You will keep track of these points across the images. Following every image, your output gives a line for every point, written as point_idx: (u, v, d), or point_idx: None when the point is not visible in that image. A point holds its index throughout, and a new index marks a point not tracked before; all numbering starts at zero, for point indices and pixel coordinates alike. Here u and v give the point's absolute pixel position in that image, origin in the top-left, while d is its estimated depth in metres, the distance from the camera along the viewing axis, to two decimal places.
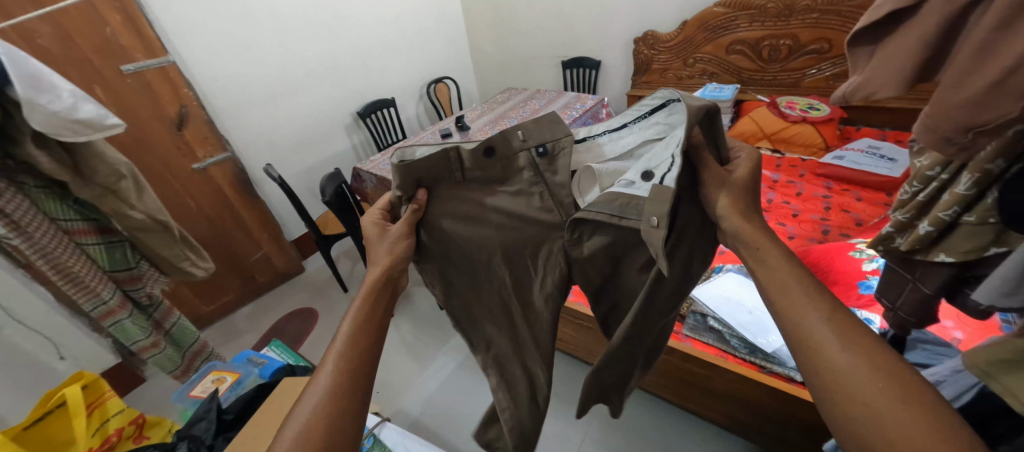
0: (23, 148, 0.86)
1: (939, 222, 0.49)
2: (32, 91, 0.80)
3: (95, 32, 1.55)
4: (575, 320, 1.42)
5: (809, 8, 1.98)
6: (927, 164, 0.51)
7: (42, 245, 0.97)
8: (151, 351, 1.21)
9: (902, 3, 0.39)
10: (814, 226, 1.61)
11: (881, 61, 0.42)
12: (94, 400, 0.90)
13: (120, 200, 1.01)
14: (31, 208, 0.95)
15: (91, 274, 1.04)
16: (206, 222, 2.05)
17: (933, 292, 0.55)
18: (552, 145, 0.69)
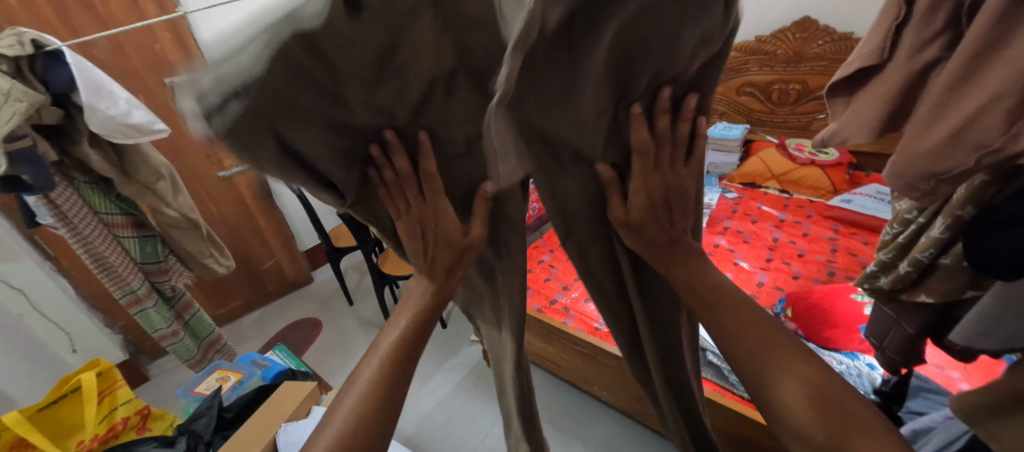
0: (78, 147, 0.94)
1: (917, 263, 0.52)
2: (93, 97, 0.88)
3: (146, 47, 1.69)
4: (574, 346, 1.43)
5: (819, 56, 2.06)
6: (906, 208, 0.55)
7: (85, 235, 1.04)
8: (170, 340, 1.26)
9: (867, 61, 0.45)
10: (819, 267, 1.61)
11: (854, 112, 0.47)
12: (106, 388, 0.94)
13: (157, 197, 1.08)
14: (78, 201, 1.01)
15: (122, 262, 1.11)
16: (224, 227, 2.13)
17: (916, 331, 0.57)
18: None
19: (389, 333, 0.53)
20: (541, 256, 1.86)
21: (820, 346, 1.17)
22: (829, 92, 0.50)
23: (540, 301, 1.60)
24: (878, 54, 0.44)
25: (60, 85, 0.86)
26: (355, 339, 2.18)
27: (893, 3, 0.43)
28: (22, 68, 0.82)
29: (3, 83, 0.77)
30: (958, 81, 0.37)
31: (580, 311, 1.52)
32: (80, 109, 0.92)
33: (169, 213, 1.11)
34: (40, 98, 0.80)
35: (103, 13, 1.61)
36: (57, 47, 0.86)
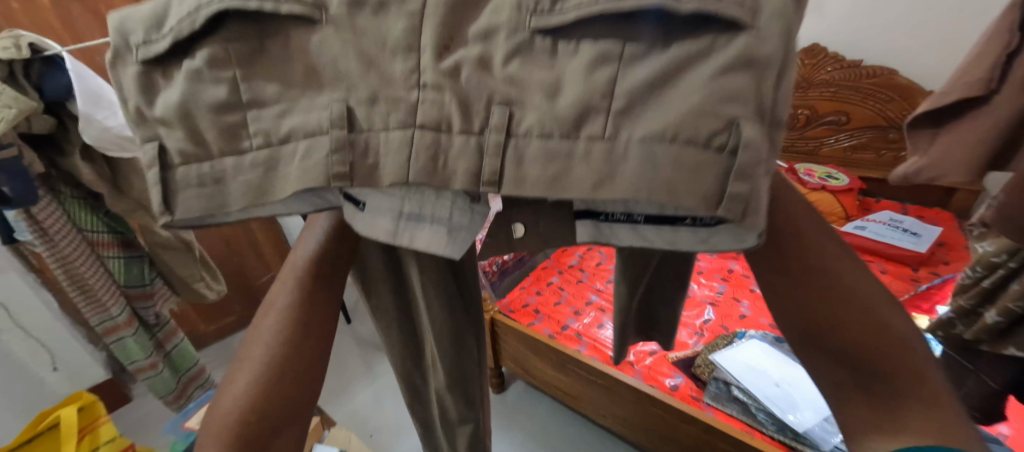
0: (69, 159, 0.89)
1: (1009, 312, 0.53)
2: (90, 106, 0.82)
3: None
4: (587, 377, 1.37)
5: (828, 82, 2.07)
6: (994, 252, 0.57)
7: (65, 254, 0.98)
8: (148, 372, 1.17)
9: (969, 91, 0.42)
10: None
11: (948, 144, 0.44)
12: (88, 425, 0.86)
13: (150, 216, 1.01)
14: (63, 217, 0.96)
15: (104, 286, 1.05)
16: (221, 241, 2.06)
17: (1001, 385, 0.56)
18: None
19: (287, 273, 0.42)
20: (550, 277, 1.81)
21: None
22: (910, 124, 0.48)
23: (551, 326, 1.52)
24: (985, 84, 0.42)
25: (56, 92, 0.80)
26: (354, 360, 2.10)
27: (1003, 31, 0.42)
28: (17, 72, 0.77)
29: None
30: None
31: (593, 338, 1.46)
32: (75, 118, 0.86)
33: (161, 233, 1.04)
34: (33, 105, 0.74)
35: (108, 19, 1.57)
36: (56, 52, 0.80)
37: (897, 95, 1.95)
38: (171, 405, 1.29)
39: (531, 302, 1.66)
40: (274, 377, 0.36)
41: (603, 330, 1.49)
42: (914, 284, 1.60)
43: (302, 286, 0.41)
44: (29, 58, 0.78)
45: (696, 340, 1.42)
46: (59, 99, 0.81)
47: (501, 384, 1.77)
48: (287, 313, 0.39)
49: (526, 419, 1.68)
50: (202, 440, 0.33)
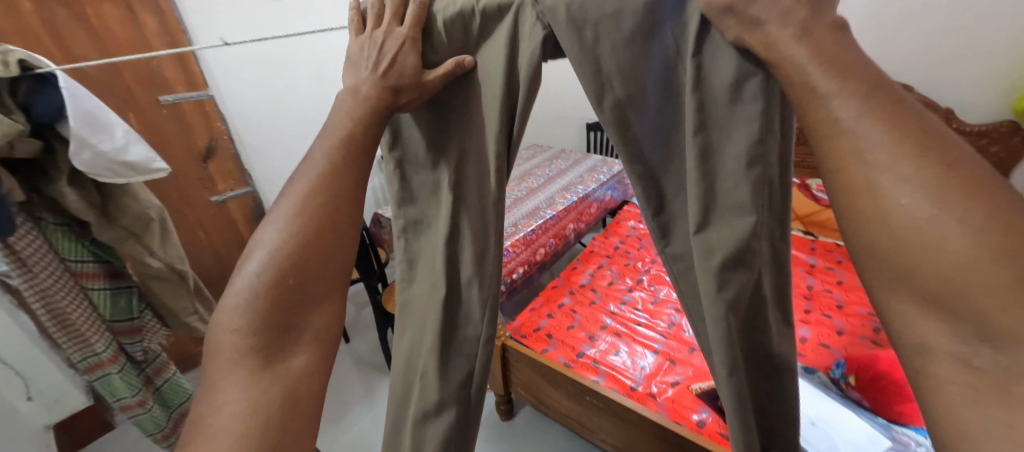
0: (55, 186, 0.79)
1: None
2: (87, 129, 0.74)
3: (141, 63, 1.57)
4: (607, 409, 1.29)
5: None
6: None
7: (43, 284, 0.89)
8: (136, 411, 1.08)
9: None
10: (863, 321, 1.49)
11: None
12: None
13: (143, 246, 0.92)
14: (43, 246, 0.87)
15: (86, 320, 0.95)
16: (214, 256, 1.96)
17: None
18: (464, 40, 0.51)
19: (284, 209, 0.47)
20: (561, 298, 1.73)
21: (891, 422, 1.07)
22: None
23: (566, 353, 1.45)
24: None
25: (44, 114, 0.72)
26: (352, 381, 2.01)
27: None
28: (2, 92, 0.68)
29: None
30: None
31: (610, 366, 1.38)
32: (64, 140, 0.78)
33: (154, 263, 0.95)
34: (17, 128, 0.66)
35: (98, 27, 1.48)
36: (50, 71, 0.72)
37: None
38: (159, 445, 1.18)
39: (542, 326, 1.58)
40: (278, 309, 0.44)
41: (619, 357, 1.42)
42: None
43: (304, 230, 0.45)
44: (17, 77, 0.70)
45: None
46: (48, 121, 0.72)
47: (508, 410, 1.69)
48: (276, 255, 0.45)
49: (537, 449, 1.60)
50: (214, 345, 0.44)
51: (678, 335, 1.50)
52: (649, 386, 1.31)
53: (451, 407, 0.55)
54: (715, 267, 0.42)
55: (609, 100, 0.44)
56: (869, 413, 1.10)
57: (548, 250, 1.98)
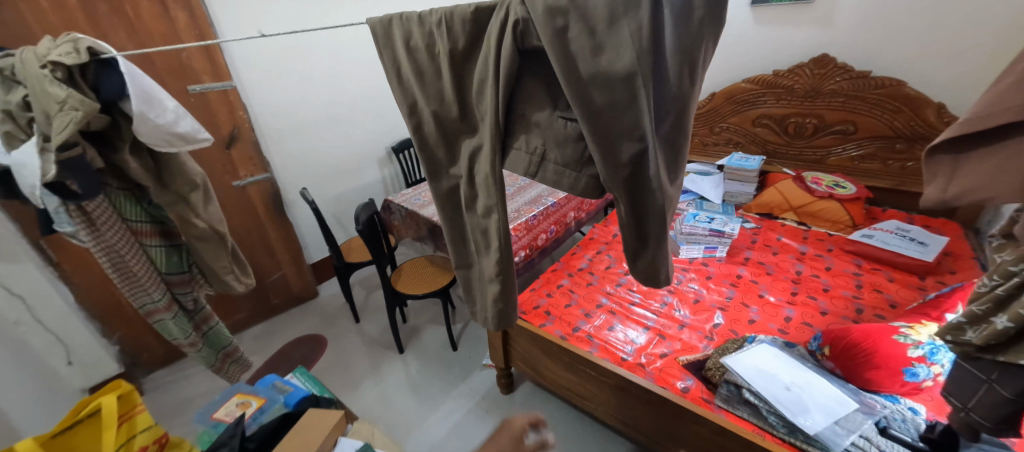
0: (120, 155, 0.92)
1: (1019, 317, 0.56)
2: (145, 106, 0.84)
3: (172, 55, 1.70)
4: (598, 377, 1.39)
5: (836, 92, 2.12)
6: (1011, 260, 0.60)
7: (110, 243, 0.99)
8: (186, 350, 1.23)
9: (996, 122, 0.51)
10: (846, 303, 1.58)
11: (980, 174, 0.54)
12: (126, 414, 0.74)
13: (188, 208, 1.04)
14: (111, 209, 0.98)
15: (146, 273, 1.07)
16: (234, 238, 2.09)
17: (1012, 395, 0.59)
18: (458, 24, 0.64)
19: None
20: (560, 279, 1.83)
21: (861, 388, 1.16)
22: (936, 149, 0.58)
23: (562, 328, 1.55)
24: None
25: (112, 92, 0.83)
26: (361, 358, 2.12)
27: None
28: (75, 75, 0.80)
29: (60, 92, 0.75)
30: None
31: (604, 340, 1.48)
32: (127, 118, 0.89)
33: (197, 223, 1.06)
34: (95, 106, 0.77)
35: (134, 21, 1.61)
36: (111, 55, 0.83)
37: (904, 106, 1.99)
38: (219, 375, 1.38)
39: (542, 304, 1.68)
40: None
41: (614, 332, 1.51)
42: (922, 292, 1.61)
43: None
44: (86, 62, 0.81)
45: (706, 343, 1.44)
46: (116, 99, 0.83)
47: (509, 384, 1.79)
48: None
49: (534, 419, 1.70)
50: None
51: (669, 314, 1.59)
52: (639, 357, 1.40)
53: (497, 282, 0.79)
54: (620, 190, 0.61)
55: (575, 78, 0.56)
56: (841, 380, 1.19)
57: (549, 236, 2.07)
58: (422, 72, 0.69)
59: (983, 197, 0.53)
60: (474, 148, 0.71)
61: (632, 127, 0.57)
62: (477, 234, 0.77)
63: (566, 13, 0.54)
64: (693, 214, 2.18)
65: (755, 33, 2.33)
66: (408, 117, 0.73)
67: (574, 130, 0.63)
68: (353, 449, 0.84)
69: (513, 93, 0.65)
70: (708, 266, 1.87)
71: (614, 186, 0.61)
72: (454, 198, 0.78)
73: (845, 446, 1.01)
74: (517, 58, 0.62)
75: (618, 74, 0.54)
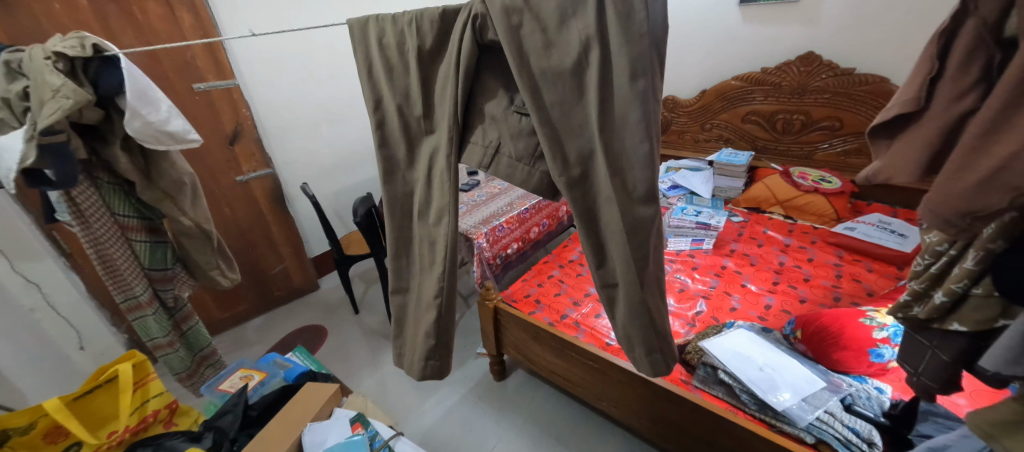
0: (110, 149, 0.98)
1: (952, 293, 0.59)
2: (139, 102, 0.90)
3: (177, 54, 1.77)
4: (584, 360, 1.45)
5: (822, 89, 2.17)
6: (936, 240, 0.62)
7: (96, 234, 1.06)
8: (164, 351, 1.23)
9: (906, 108, 0.54)
10: (825, 291, 1.64)
11: (897, 153, 0.55)
12: (140, 379, 0.81)
13: (175, 206, 1.11)
14: (97, 200, 1.05)
15: (128, 266, 1.12)
16: (237, 232, 2.16)
17: (951, 359, 0.63)
18: (422, 21, 0.70)
19: None
20: (551, 271, 1.89)
21: (830, 369, 1.22)
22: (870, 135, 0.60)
23: (551, 315, 1.62)
24: (915, 103, 0.53)
25: (108, 88, 0.88)
26: (359, 348, 2.19)
27: (926, 60, 0.53)
28: (76, 68, 0.86)
29: (57, 80, 0.80)
30: (991, 127, 0.45)
31: (591, 326, 1.54)
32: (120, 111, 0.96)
33: (184, 222, 1.13)
34: (86, 97, 0.82)
35: (142, 22, 1.68)
36: (115, 54, 0.90)
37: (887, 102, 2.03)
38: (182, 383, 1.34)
39: (532, 293, 1.75)
40: None
41: (601, 319, 1.57)
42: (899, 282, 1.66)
43: None
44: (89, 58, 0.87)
45: (688, 329, 1.51)
46: (111, 94, 0.88)
47: (501, 371, 1.86)
48: None
49: (526, 405, 1.76)
50: None
51: None
52: None
53: (434, 310, 0.83)
54: (567, 187, 0.66)
55: (526, 72, 0.63)
56: (812, 362, 1.25)
57: (542, 230, 2.14)
58: (392, 68, 0.75)
59: (890, 177, 0.56)
60: (434, 148, 0.77)
61: (584, 120, 0.63)
62: (424, 245, 0.83)
63: (520, 12, 0.61)
64: (682, 208, 2.25)
65: (743, 32, 2.39)
66: (372, 112, 0.79)
67: (526, 126, 0.68)
68: (347, 417, 0.90)
69: (473, 88, 0.72)
70: (694, 258, 1.93)
71: (564, 179, 0.66)
72: (405, 203, 0.85)
73: (811, 420, 1.06)
74: (476, 51, 0.68)
75: (568, 68, 0.61)
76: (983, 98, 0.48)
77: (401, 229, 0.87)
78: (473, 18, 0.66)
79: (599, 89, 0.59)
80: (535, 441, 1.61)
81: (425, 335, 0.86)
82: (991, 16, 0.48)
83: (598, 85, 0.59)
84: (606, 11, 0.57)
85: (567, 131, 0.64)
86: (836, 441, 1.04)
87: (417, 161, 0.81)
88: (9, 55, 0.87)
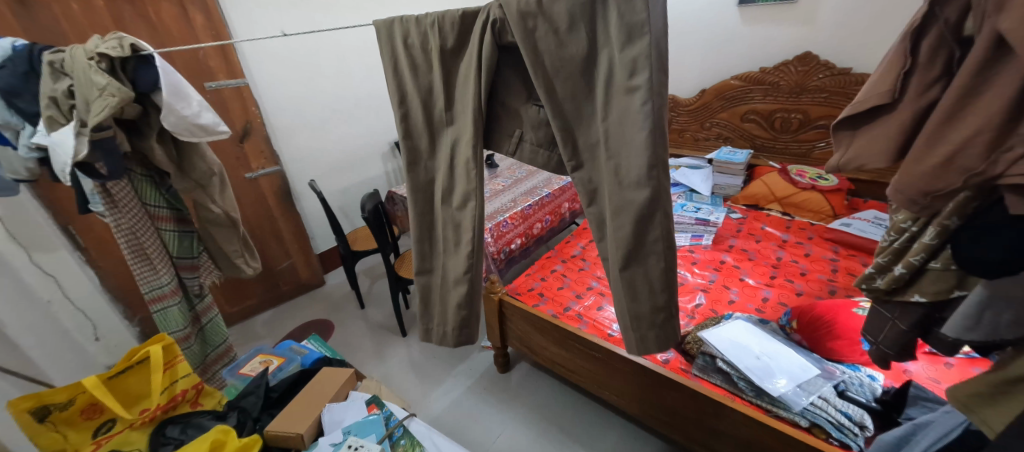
0: (147, 142, 1.03)
1: (910, 266, 0.63)
2: (173, 98, 0.95)
3: (190, 54, 1.82)
4: (587, 351, 1.50)
5: (819, 88, 2.21)
6: (901, 218, 0.66)
7: (127, 225, 1.09)
8: (183, 344, 1.26)
9: (876, 101, 0.57)
10: (821, 285, 1.68)
11: (864, 143, 0.60)
12: (169, 360, 0.90)
13: (205, 194, 1.15)
14: (132, 193, 1.10)
15: (158, 253, 1.16)
16: (246, 227, 2.21)
17: (909, 328, 0.67)
18: (446, 22, 0.75)
19: None
20: (553, 265, 1.93)
21: (824, 357, 1.27)
22: (836, 126, 0.64)
23: (554, 308, 1.67)
24: (889, 94, 0.56)
25: (147, 84, 0.93)
26: (366, 342, 2.23)
27: (897, 56, 0.57)
28: (117, 66, 0.90)
29: (102, 80, 0.85)
30: (950, 116, 0.50)
31: (593, 319, 1.59)
32: (157, 108, 1.01)
33: (213, 209, 1.18)
34: (130, 94, 0.87)
35: (156, 22, 1.72)
36: (151, 54, 0.94)
37: None
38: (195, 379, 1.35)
39: (535, 286, 1.80)
40: None
41: (603, 311, 1.62)
42: None
43: None
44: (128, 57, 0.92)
45: (688, 321, 1.55)
46: (147, 90, 0.93)
47: (505, 363, 1.90)
48: None
49: (529, 396, 1.81)
50: None
51: None
52: None
53: (465, 283, 0.89)
54: (579, 176, 0.73)
55: (542, 71, 0.67)
56: (807, 351, 1.30)
57: (545, 226, 2.18)
58: (417, 66, 0.80)
59: (863, 164, 0.60)
60: (455, 139, 0.82)
61: (591, 114, 0.69)
62: (450, 224, 0.88)
63: (534, 17, 0.65)
64: (682, 204, 2.30)
65: (743, 32, 2.43)
66: (397, 106, 0.83)
67: (544, 116, 0.74)
68: (363, 400, 0.95)
69: (496, 84, 0.77)
70: (694, 253, 1.98)
71: (577, 167, 0.72)
72: (429, 191, 0.89)
73: (805, 404, 1.11)
74: (496, 52, 0.72)
75: (577, 68, 0.66)
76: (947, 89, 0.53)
77: (427, 219, 0.91)
78: (492, 21, 0.70)
79: (606, 88, 0.64)
80: (539, 430, 1.65)
81: (458, 307, 0.91)
82: (953, 16, 0.52)
83: (605, 84, 0.64)
84: (611, 15, 0.61)
85: (579, 126, 0.70)
86: (829, 424, 1.08)
87: (439, 150, 0.85)
88: (51, 56, 0.92)
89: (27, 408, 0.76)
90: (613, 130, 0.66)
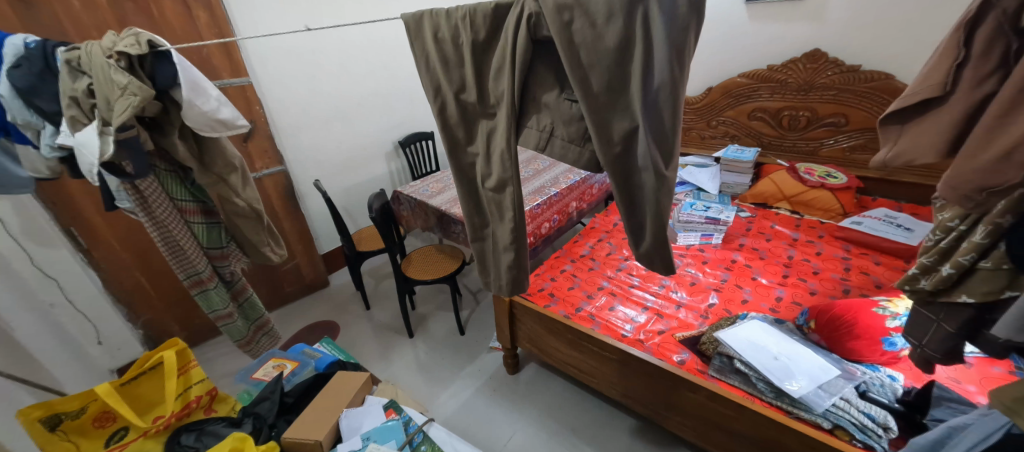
0: (168, 139, 1.00)
1: (959, 265, 0.62)
2: (193, 94, 0.92)
3: (193, 51, 1.79)
4: (601, 352, 1.48)
5: (828, 86, 2.19)
6: (948, 217, 0.65)
7: (160, 220, 1.09)
8: (224, 322, 1.25)
9: (926, 94, 0.56)
10: (834, 284, 1.67)
11: (912, 138, 0.58)
12: (182, 366, 0.89)
13: (229, 187, 1.12)
14: (160, 189, 1.07)
15: (190, 246, 1.14)
16: None
17: (956, 329, 0.66)
18: (478, 15, 0.72)
19: None
20: (562, 265, 1.91)
21: (844, 357, 1.25)
22: (882, 121, 0.62)
23: (566, 308, 1.65)
24: (941, 87, 0.55)
25: (165, 80, 0.90)
26: (372, 343, 2.21)
27: (951, 47, 0.55)
28: (136, 65, 0.88)
29: (123, 79, 0.83)
30: (1007, 111, 0.49)
31: (606, 319, 1.57)
32: (177, 104, 0.98)
33: (238, 203, 1.15)
34: (152, 93, 0.85)
35: (159, 19, 1.69)
36: (168, 49, 0.91)
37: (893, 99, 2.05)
38: (243, 350, 1.36)
39: (546, 287, 1.78)
40: None
41: (615, 312, 1.60)
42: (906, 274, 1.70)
43: None
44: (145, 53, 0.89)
45: (702, 321, 1.53)
46: (167, 87, 0.90)
47: (515, 364, 1.88)
48: None
49: (540, 396, 1.79)
50: None
51: (666, 295, 1.68)
52: (638, 334, 1.50)
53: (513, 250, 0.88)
54: (611, 173, 0.71)
55: (578, 65, 0.65)
56: (825, 351, 1.28)
57: (552, 225, 2.16)
58: (448, 59, 0.78)
59: (913, 159, 0.58)
60: (492, 128, 0.80)
61: (626, 110, 0.66)
62: (491, 206, 0.86)
63: (571, 9, 0.63)
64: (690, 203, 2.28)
65: (752, 29, 2.41)
66: (433, 98, 0.82)
67: (576, 111, 0.72)
68: (380, 405, 0.92)
69: (528, 80, 0.75)
70: (704, 252, 1.96)
71: (609, 164, 0.69)
72: (472, 174, 0.88)
73: (827, 406, 1.09)
74: (530, 46, 0.70)
75: (613, 62, 0.64)
76: (1003, 82, 0.51)
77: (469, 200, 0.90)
78: (527, 15, 0.68)
79: (643, 82, 0.62)
80: (551, 432, 1.64)
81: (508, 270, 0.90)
82: (1011, 6, 0.50)
83: (642, 78, 0.62)
84: (652, 7, 0.59)
85: (612, 121, 0.67)
86: (852, 426, 1.07)
87: (476, 138, 0.83)
88: (68, 54, 0.90)
89: (38, 417, 0.74)
90: (648, 126, 0.64)
